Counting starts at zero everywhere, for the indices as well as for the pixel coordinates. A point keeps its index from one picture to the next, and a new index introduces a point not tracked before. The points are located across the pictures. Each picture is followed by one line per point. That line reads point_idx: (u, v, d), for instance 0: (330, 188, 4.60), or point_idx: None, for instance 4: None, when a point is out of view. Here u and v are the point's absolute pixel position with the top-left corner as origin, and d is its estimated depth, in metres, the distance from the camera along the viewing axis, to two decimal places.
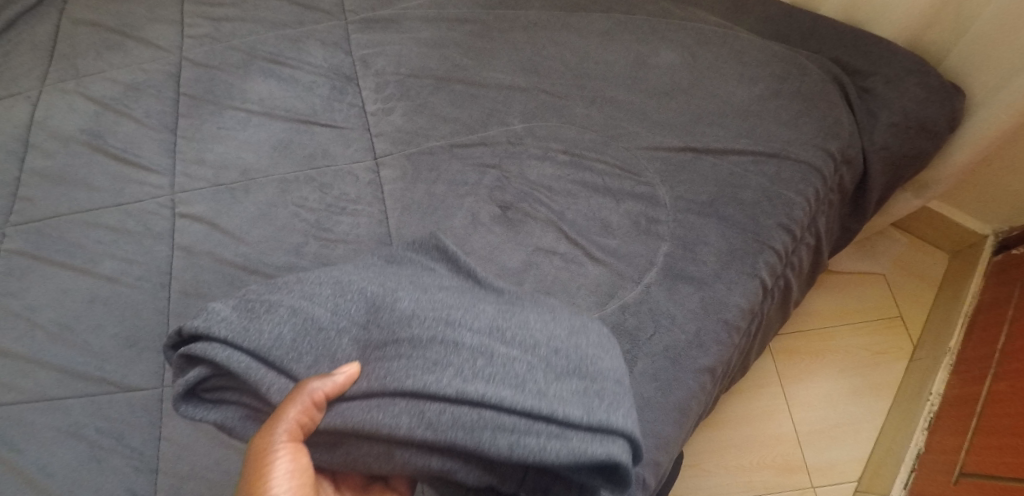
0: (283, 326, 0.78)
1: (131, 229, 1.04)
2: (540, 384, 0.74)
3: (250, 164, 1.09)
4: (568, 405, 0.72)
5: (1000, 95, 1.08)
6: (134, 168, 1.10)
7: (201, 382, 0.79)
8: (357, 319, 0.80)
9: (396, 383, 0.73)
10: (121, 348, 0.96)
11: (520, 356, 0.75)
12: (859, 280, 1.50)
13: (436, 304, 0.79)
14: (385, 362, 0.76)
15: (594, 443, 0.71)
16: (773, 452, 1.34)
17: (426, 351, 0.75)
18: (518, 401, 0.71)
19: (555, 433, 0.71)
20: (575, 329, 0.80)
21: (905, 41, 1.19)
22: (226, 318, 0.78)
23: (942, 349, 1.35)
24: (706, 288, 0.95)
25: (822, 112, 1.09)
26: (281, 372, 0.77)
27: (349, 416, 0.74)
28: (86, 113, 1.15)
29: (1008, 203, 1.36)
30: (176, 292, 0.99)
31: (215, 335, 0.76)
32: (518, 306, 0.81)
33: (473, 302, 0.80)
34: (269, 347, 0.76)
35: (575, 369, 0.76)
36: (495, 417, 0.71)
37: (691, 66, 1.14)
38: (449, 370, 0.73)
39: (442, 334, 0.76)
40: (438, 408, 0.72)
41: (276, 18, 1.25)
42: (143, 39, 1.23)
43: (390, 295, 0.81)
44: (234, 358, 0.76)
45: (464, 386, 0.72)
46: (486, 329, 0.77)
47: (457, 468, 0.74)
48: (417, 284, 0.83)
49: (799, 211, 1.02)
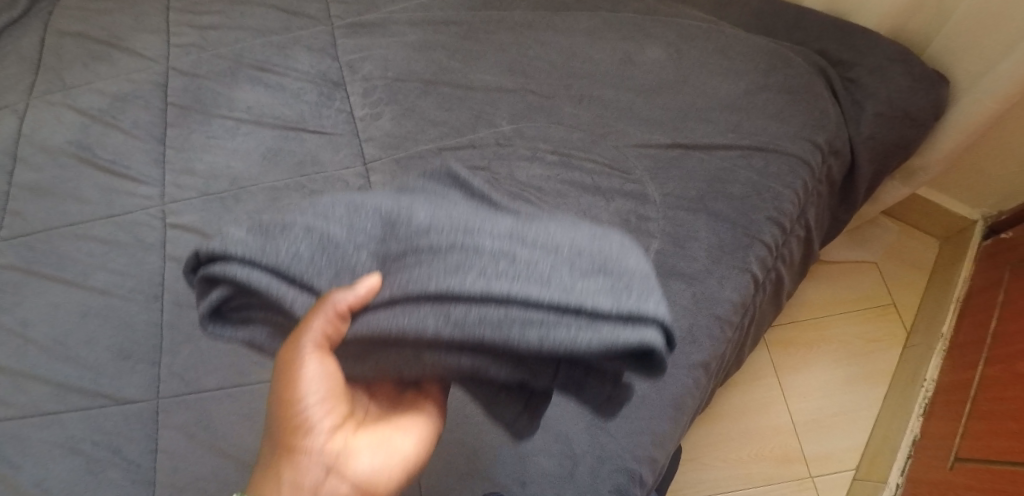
0: (299, 245, 0.70)
1: (123, 241, 1.04)
2: (565, 277, 0.67)
3: (240, 173, 1.10)
4: (597, 296, 0.65)
5: (983, 82, 1.09)
6: (123, 179, 1.10)
7: (225, 302, 0.72)
8: (374, 235, 0.72)
9: (417, 287, 0.67)
10: (115, 361, 0.96)
11: (545, 252, 0.69)
12: (852, 268, 1.51)
13: (453, 215, 0.72)
14: (406, 270, 0.69)
15: (626, 330, 0.64)
16: (772, 443, 1.36)
17: (445, 256, 0.68)
18: (542, 294, 0.65)
19: (587, 324, 0.65)
20: (600, 232, 0.74)
21: (888, 31, 1.20)
22: (242, 239, 0.70)
23: (934, 335, 1.36)
24: (697, 284, 0.96)
25: (808, 105, 1.09)
26: (304, 287, 0.70)
27: (373, 325, 0.68)
28: (73, 125, 1.15)
29: (996, 188, 1.37)
30: (169, 302, 0.99)
31: (232, 255, 0.69)
32: (540, 218, 0.74)
33: (489, 211, 0.74)
34: (289, 263, 0.69)
35: (602, 261, 0.69)
36: (522, 313, 0.65)
37: (677, 63, 1.15)
38: (472, 272, 0.67)
39: (461, 239, 0.69)
40: (460, 307, 0.66)
41: (263, 25, 1.25)
42: (129, 50, 1.23)
43: (405, 203, 0.74)
44: (256, 277, 0.68)
45: (488, 284, 0.66)
46: (508, 230, 0.71)
47: (488, 366, 0.69)
48: (431, 201, 0.75)
49: (788, 204, 1.02)
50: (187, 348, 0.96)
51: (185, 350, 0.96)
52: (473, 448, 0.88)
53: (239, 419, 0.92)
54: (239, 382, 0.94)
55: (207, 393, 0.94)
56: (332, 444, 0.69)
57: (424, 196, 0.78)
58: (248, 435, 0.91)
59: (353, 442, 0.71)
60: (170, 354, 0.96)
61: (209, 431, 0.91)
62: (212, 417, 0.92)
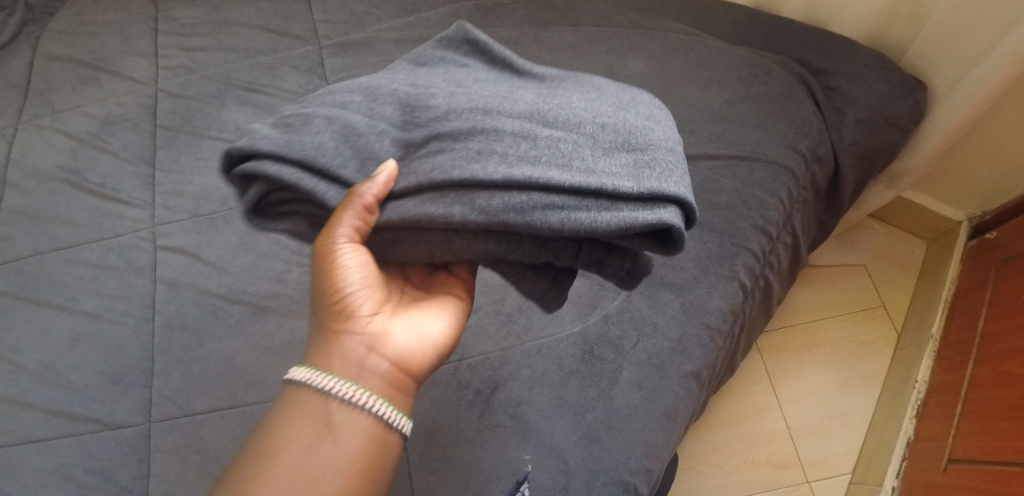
0: (323, 136, 0.75)
1: (113, 264, 1.05)
2: (586, 163, 0.74)
3: (230, 194, 1.10)
4: (618, 178, 0.72)
5: (960, 87, 1.11)
6: (112, 202, 1.10)
7: (264, 197, 0.77)
8: (394, 120, 0.78)
9: (443, 176, 0.73)
10: (106, 385, 0.96)
11: (563, 137, 0.76)
12: (840, 271, 1.52)
13: (471, 97, 0.79)
14: (430, 158, 0.75)
15: (645, 211, 0.71)
16: (767, 449, 1.36)
17: (468, 143, 0.75)
18: (568, 180, 0.71)
19: (606, 206, 0.72)
20: (616, 114, 0.80)
21: (866, 38, 1.22)
22: (269, 135, 0.75)
23: (924, 336, 1.37)
24: (686, 294, 0.97)
25: (790, 113, 1.11)
26: (333, 181, 0.75)
27: (403, 212, 0.74)
28: (62, 149, 1.15)
29: (978, 188, 1.39)
30: (160, 325, 1.00)
31: (261, 151, 0.73)
32: (554, 98, 0.81)
33: (509, 92, 0.80)
34: (315, 155, 0.74)
35: (621, 146, 0.76)
36: (545, 197, 0.71)
37: (661, 75, 1.16)
38: (494, 158, 0.73)
39: (481, 125, 0.76)
40: (488, 197, 0.72)
41: (251, 46, 1.26)
42: (118, 72, 1.24)
43: (430, 93, 0.79)
44: (283, 172, 0.73)
45: (510, 172, 0.72)
46: (529, 121, 0.77)
47: (511, 253, 0.75)
48: (448, 83, 0.82)
49: (773, 211, 1.03)
50: (179, 370, 0.96)
51: (177, 372, 0.96)
52: (467, 463, 0.89)
53: (232, 441, 0.92)
54: (232, 403, 0.94)
55: (199, 416, 0.94)
56: (371, 325, 0.79)
57: (445, 78, 0.83)
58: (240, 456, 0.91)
59: (390, 325, 0.80)
60: (161, 377, 0.96)
61: (202, 454, 0.91)
62: (204, 440, 0.92)
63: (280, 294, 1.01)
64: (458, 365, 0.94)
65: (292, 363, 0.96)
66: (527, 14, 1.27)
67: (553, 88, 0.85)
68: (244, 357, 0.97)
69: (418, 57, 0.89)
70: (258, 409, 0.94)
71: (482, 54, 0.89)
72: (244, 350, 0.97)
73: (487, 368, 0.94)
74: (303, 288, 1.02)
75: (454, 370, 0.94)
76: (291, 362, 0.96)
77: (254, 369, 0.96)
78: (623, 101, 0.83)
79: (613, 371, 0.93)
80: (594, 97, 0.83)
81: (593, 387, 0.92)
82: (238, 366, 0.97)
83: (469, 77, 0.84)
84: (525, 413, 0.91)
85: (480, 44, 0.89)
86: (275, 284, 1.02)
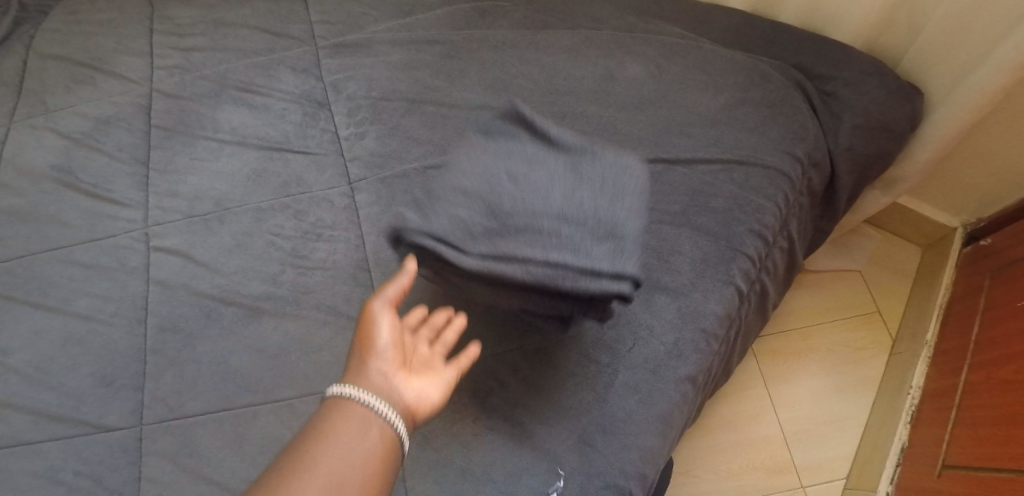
0: (446, 219, 0.88)
1: (105, 265, 1.04)
2: (584, 245, 0.88)
3: (224, 194, 1.10)
4: (601, 260, 0.87)
5: (956, 93, 1.11)
6: (106, 202, 1.09)
7: (414, 255, 0.89)
8: (478, 197, 0.91)
9: (496, 251, 0.87)
10: (98, 388, 0.95)
11: (579, 221, 0.90)
12: (836, 277, 1.52)
13: (513, 178, 0.93)
14: (484, 232, 0.88)
15: (607, 282, 0.86)
16: (762, 454, 1.36)
17: (513, 223, 0.89)
18: (569, 259, 0.86)
19: (586, 274, 0.86)
20: (613, 197, 0.92)
21: (862, 44, 1.22)
22: (417, 218, 0.88)
23: (919, 342, 1.37)
24: (682, 297, 0.97)
25: (787, 118, 1.11)
26: (465, 252, 0.87)
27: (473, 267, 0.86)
28: (56, 149, 1.14)
29: (973, 195, 1.39)
30: (153, 327, 0.99)
31: (416, 229, 0.87)
32: (579, 177, 0.93)
33: (547, 174, 0.93)
34: (453, 234, 0.87)
35: (608, 232, 0.89)
36: (551, 270, 0.86)
37: (658, 79, 1.16)
38: (523, 239, 0.88)
39: (522, 207, 0.90)
40: (510, 270, 0.86)
41: (247, 46, 1.26)
42: (112, 72, 1.23)
43: (488, 179, 0.92)
44: (442, 247, 0.86)
45: (539, 253, 0.87)
46: (550, 209, 0.90)
47: (529, 306, 0.90)
48: (503, 158, 0.95)
49: (769, 216, 1.03)
50: (171, 372, 0.96)
51: (170, 374, 0.95)
52: (462, 467, 0.88)
53: (224, 444, 0.91)
54: (224, 406, 0.93)
55: (191, 419, 0.93)
56: (395, 378, 0.75)
57: (493, 153, 0.95)
58: (233, 460, 0.90)
59: (413, 383, 0.76)
60: (153, 379, 0.95)
61: (193, 458, 0.90)
62: (196, 443, 0.91)
63: (274, 296, 1.01)
64: None
65: (286, 365, 0.95)
66: (524, 17, 1.27)
67: (573, 157, 0.95)
68: (237, 359, 0.96)
69: (486, 129, 1.00)
70: (251, 412, 0.93)
71: (527, 127, 0.99)
72: (237, 352, 0.97)
73: (483, 371, 0.93)
74: (298, 290, 1.01)
75: None
76: (285, 364, 0.95)
77: (247, 372, 0.95)
78: (634, 178, 0.95)
79: (609, 374, 0.92)
80: (608, 175, 0.94)
81: (589, 391, 0.91)
82: (231, 368, 0.96)
83: (521, 151, 0.96)
84: (520, 417, 0.90)
85: (524, 116, 0.99)
86: (269, 285, 1.01)
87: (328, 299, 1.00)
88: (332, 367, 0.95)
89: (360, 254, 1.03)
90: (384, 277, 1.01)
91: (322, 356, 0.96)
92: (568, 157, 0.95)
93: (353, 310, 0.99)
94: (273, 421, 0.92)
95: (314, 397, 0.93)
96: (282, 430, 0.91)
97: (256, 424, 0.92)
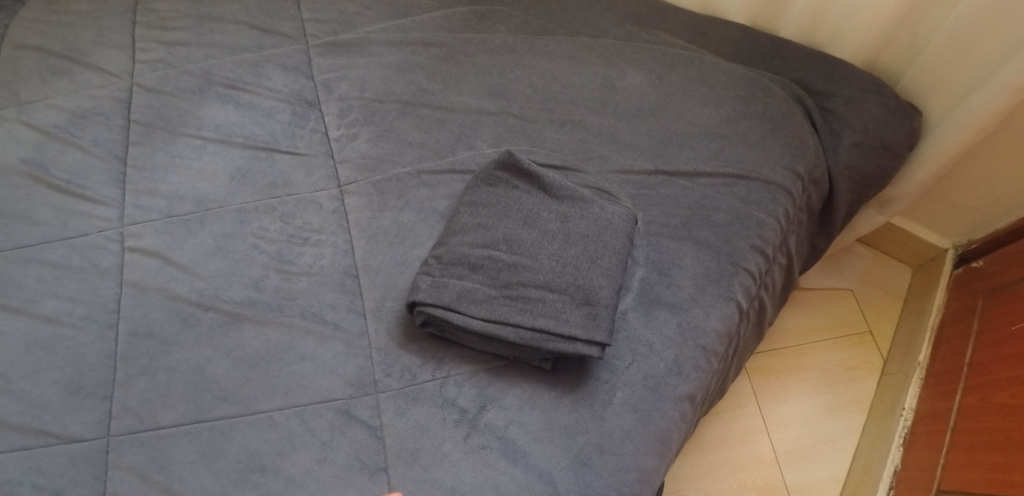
0: (453, 286, 0.90)
1: (76, 265, 0.98)
2: (564, 311, 0.87)
3: (206, 194, 1.05)
4: (574, 324, 0.86)
5: (956, 113, 1.09)
6: (78, 199, 1.03)
7: (428, 323, 0.91)
8: (472, 258, 0.92)
9: (488, 314, 0.88)
10: (63, 395, 0.89)
11: (558, 279, 0.89)
12: (827, 295, 1.51)
13: (511, 238, 0.94)
14: (477, 294, 0.90)
15: (574, 347, 0.85)
16: (753, 474, 1.32)
17: (510, 287, 0.90)
18: (551, 326, 0.86)
19: (561, 340, 0.86)
20: (592, 258, 0.91)
21: (862, 61, 1.20)
22: (429, 288, 0.90)
23: (911, 363, 1.35)
24: (683, 313, 0.93)
25: (788, 134, 1.09)
26: (464, 314, 0.88)
27: (469, 324, 0.88)
28: (27, 143, 1.08)
29: (967, 218, 1.38)
30: (125, 332, 0.93)
31: (426, 301, 0.89)
32: (571, 234, 0.93)
33: (539, 230, 0.94)
34: (453, 300, 0.89)
35: (585, 296, 0.88)
36: (530, 333, 0.86)
37: (658, 89, 1.14)
38: (513, 303, 0.89)
39: (512, 266, 0.91)
40: (500, 330, 0.87)
41: (234, 42, 1.21)
42: (91, 64, 1.17)
43: (487, 241, 0.94)
44: (445, 313, 0.88)
45: (523, 319, 0.87)
46: (549, 270, 0.90)
47: (528, 358, 0.89)
48: (507, 215, 0.96)
49: (770, 232, 1.01)
50: (143, 380, 0.90)
51: (141, 383, 0.90)
52: (451, 487, 0.83)
53: (197, 458, 0.85)
54: (199, 417, 0.88)
55: (162, 431, 0.87)
56: None
57: (490, 211, 0.97)
58: (205, 476, 0.84)
59: None
60: (123, 388, 0.89)
61: (163, 472, 0.84)
62: (167, 457, 0.85)
63: (256, 302, 0.96)
64: (444, 382, 0.89)
65: (267, 375, 0.90)
66: (523, 21, 1.24)
67: (566, 210, 0.95)
68: (214, 367, 0.91)
69: (486, 176, 1.00)
70: (227, 424, 0.87)
71: (525, 175, 0.99)
72: (215, 361, 0.91)
73: (475, 385, 0.89)
74: (281, 297, 0.96)
75: (440, 387, 0.89)
76: (265, 375, 0.90)
77: (224, 382, 0.90)
78: (620, 234, 0.93)
79: (607, 392, 0.88)
80: (594, 232, 0.93)
81: (586, 409, 0.87)
82: (207, 377, 0.90)
83: (519, 206, 0.97)
84: (513, 435, 0.86)
85: (522, 165, 0.99)
86: (251, 290, 0.96)
87: (314, 306, 0.95)
88: (315, 378, 0.90)
89: (348, 261, 0.98)
90: (373, 284, 0.96)
91: (305, 366, 0.91)
92: (558, 209, 0.96)
93: (340, 319, 0.94)
94: (251, 434, 0.87)
95: (296, 410, 0.88)
96: (261, 445, 0.86)
97: (232, 437, 0.87)
